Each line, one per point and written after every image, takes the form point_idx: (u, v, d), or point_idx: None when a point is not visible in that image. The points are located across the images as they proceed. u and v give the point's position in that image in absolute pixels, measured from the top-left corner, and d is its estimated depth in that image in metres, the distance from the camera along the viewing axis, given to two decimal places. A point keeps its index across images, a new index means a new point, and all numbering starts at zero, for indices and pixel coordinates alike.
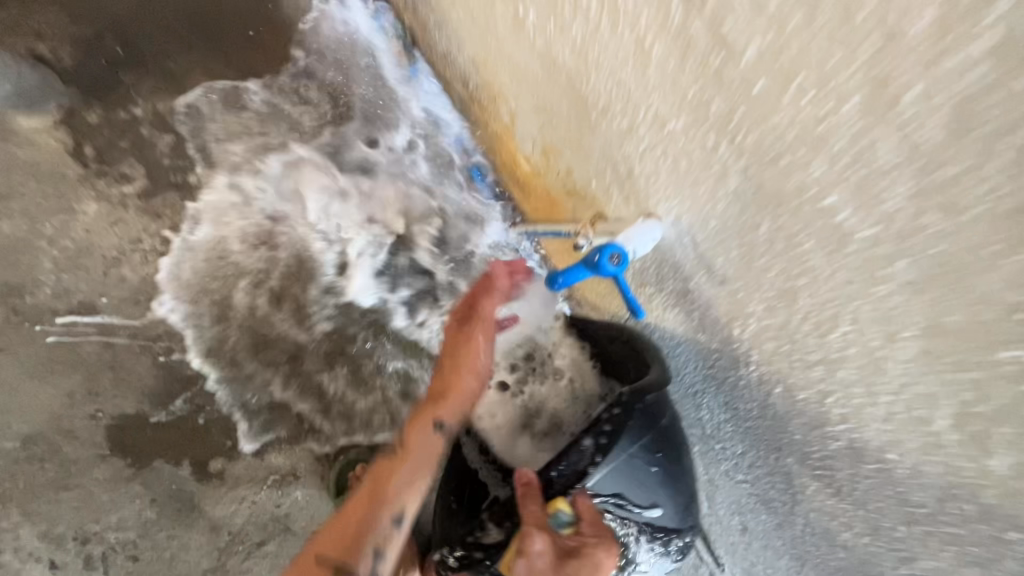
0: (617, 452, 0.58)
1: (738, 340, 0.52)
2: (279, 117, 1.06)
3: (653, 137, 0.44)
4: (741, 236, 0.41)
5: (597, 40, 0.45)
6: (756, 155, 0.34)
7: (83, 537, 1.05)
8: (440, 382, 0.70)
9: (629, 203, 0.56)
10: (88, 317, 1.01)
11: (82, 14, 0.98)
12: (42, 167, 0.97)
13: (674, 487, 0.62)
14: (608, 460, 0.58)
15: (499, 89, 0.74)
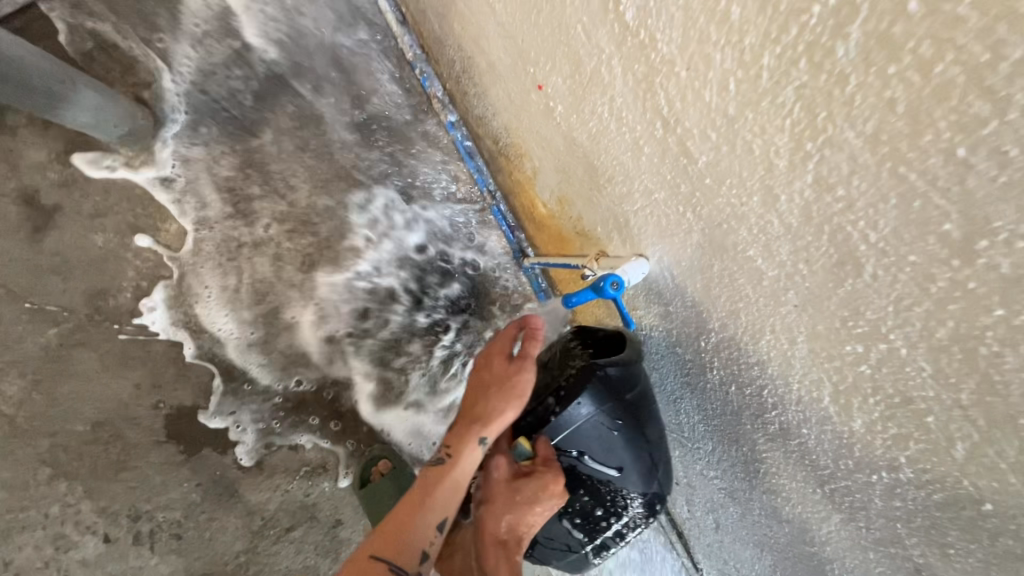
0: (579, 414, 0.75)
1: (704, 350, 0.70)
2: (329, 154, 1.23)
3: (644, 201, 0.63)
4: (702, 273, 0.60)
5: (605, 134, 0.63)
6: (710, 220, 0.53)
7: (135, 515, 1.18)
8: (478, 412, 0.79)
9: (626, 245, 0.75)
10: (150, 322, 1.18)
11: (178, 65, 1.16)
12: (135, 191, 1.15)
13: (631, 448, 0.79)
14: (568, 416, 0.76)
15: (525, 150, 0.94)
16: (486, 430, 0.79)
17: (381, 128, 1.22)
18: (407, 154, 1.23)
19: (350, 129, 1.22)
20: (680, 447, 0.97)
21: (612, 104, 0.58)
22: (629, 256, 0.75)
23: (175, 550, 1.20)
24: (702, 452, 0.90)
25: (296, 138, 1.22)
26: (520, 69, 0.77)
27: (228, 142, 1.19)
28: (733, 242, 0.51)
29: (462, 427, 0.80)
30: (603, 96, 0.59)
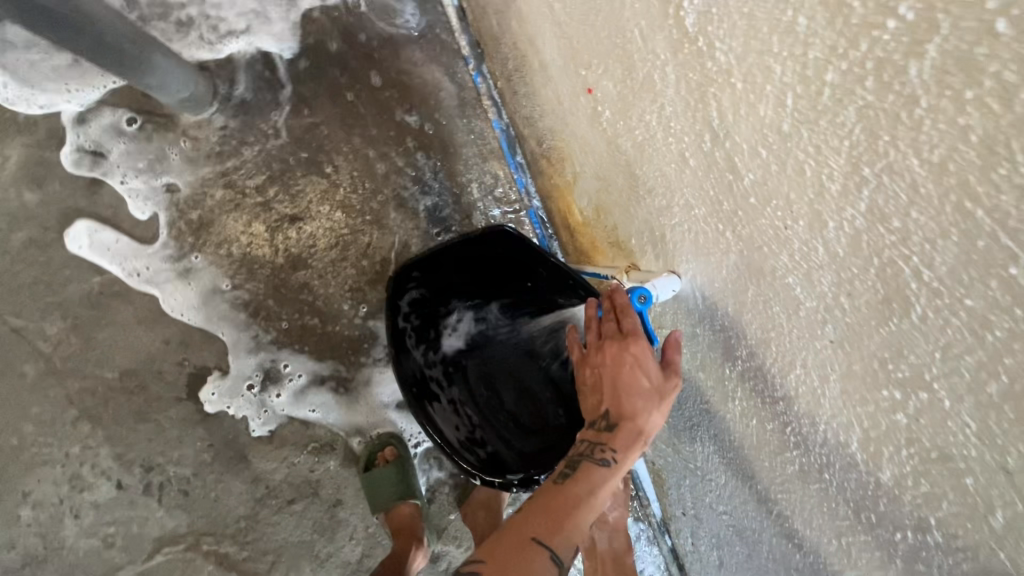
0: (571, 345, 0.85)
1: (729, 379, 0.67)
2: (376, 138, 1.23)
3: (682, 214, 0.61)
4: (735, 297, 0.57)
5: (651, 144, 0.62)
6: (748, 242, 0.51)
7: (148, 466, 1.22)
8: (631, 411, 0.64)
9: (659, 260, 0.73)
10: (77, 245, 1.17)
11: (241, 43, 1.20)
12: (189, 155, 1.20)
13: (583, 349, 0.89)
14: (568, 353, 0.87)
15: (568, 153, 0.93)
16: (644, 439, 0.64)
17: (428, 119, 1.24)
18: (451, 148, 1.24)
19: (398, 116, 1.23)
20: (691, 477, 0.93)
21: (660, 113, 0.57)
22: (660, 271, 0.73)
23: (181, 505, 1.24)
24: (714, 484, 0.87)
25: (345, 117, 1.23)
26: (572, 72, 0.77)
27: (278, 115, 1.21)
28: (771, 266, 0.49)
29: (621, 431, 0.64)
30: (652, 104, 0.58)
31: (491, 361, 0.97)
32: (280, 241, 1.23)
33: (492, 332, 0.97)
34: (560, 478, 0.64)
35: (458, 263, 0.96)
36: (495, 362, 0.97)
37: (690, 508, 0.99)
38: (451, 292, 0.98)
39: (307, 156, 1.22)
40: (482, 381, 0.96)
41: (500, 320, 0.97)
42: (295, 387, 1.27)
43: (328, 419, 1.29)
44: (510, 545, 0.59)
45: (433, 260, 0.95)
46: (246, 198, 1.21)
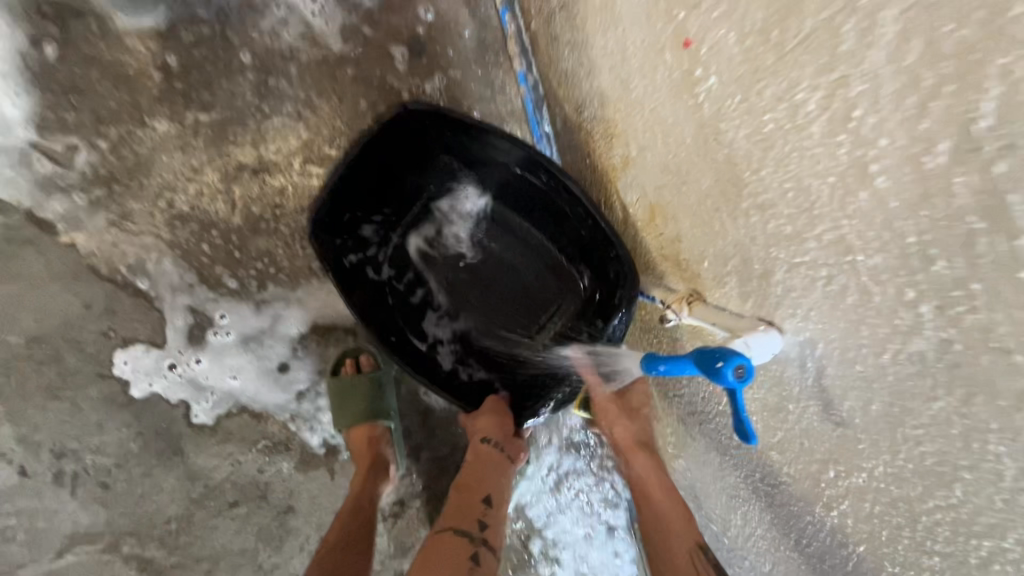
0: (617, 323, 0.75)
1: (827, 483, 0.49)
2: (370, 78, 0.97)
3: (823, 254, 0.40)
4: (896, 399, 0.37)
5: (788, 139, 0.40)
6: (972, 337, 0.30)
7: (60, 452, 1.01)
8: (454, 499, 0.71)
9: (748, 301, 0.52)
10: None
11: None
12: (124, 71, 0.92)
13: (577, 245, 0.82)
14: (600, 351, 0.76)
15: (622, 129, 0.70)
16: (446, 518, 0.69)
17: (438, 62, 0.98)
18: (464, 103, 0.99)
19: (400, 53, 0.97)
20: (721, 542, 0.81)
21: (833, 93, 0.34)
22: (746, 316, 0.53)
23: (98, 500, 1.04)
24: (754, 563, 0.73)
25: (333, 45, 0.96)
26: (655, 12, 0.53)
27: (244, 33, 0.94)
28: (1015, 389, 0.29)
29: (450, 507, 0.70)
30: (817, 75, 0.35)
31: (456, 257, 0.92)
32: (240, 196, 0.98)
33: (447, 228, 0.92)
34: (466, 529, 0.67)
35: (385, 170, 0.83)
36: (462, 255, 0.92)
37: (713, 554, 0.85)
38: (392, 198, 0.88)
39: (279, 90, 0.96)
40: (457, 279, 0.92)
41: (448, 212, 0.91)
42: (227, 351, 1.05)
43: (267, 388, 1.07)
44: (463, 501, 0.71)
45: (359, 179, 0.81)
46: (199, 136, 0.96)
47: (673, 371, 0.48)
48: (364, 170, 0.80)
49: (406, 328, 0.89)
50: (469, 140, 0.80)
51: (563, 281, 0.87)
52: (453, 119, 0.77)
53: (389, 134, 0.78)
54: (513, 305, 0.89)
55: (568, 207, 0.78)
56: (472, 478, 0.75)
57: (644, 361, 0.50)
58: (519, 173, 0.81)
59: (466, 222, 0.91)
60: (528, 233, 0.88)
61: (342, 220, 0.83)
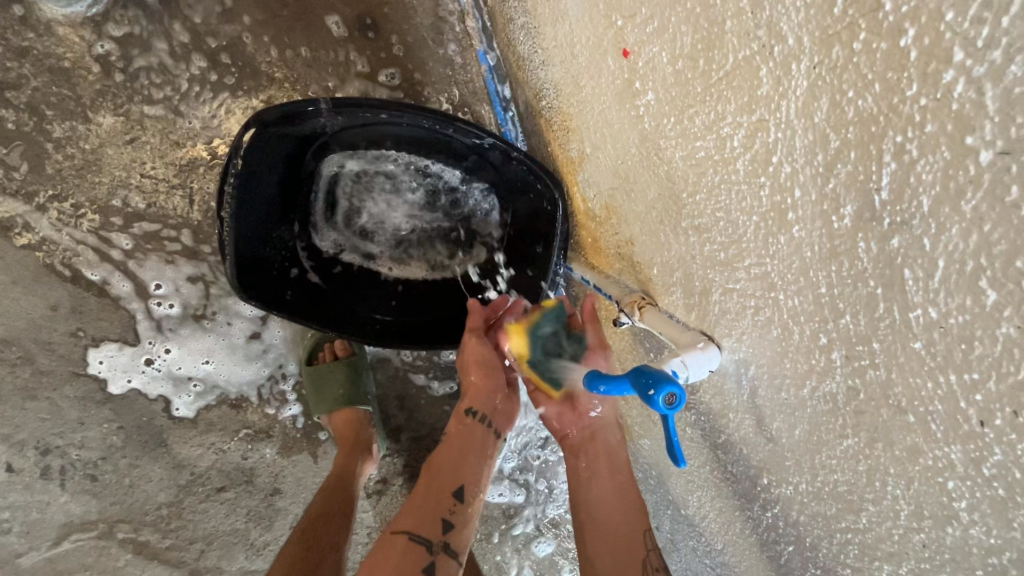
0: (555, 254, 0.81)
1: (762, 487, 0.51)
2: (322, 59, 0.92)
3: (751, 286, 0.40)
4: (816, 430, 0.38)
5: (717, 171, 0.39)
6: (873, 389, 0.31)
7: (44, 448, 1.03)
8: (417, 496, 0.69)
9: (691, 312, 0.52)
10: None
11: None
12: (59, 64, 0.87)
13: (487, 172, 0.86)
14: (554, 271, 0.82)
15: (576, 124, 0.67)
16: (406, 517, 0.67)
17: (392, 43, 0.93)
18: (421, 84, 0.94)
19: (352, 33, 0.92)
20: (677, 515, 0.86)
21: (753, 135, 0.33)
22: (690, 326, 0.53)
23: (88, 491, 1.07)
24: (705, 539, 0.79)
25: (280, 26, 0.91)
26: (598, 12, 0.50)
27: (184, 17, 0.89)
28: (909, 445, 0.30)
29: (412, 504, 0.68)
30: (740, 113, 0.34)
31: (375, 217, 0.94)
32: (197, 191, 0.96)
33: (347, 202, 0.92)
34: (418, 537, 0.65)
35: (278, 196, 0.83)
36: (378, 211, 0.93)
37: (675, 527, 0.88)
38: (295, 210, 0.87)
39: (226, 77, 0.91)
40: (387, 234, 0.94)
41: (340, 185, 0.91)
42: (198, 344, 1.05)
43: (244, 376, 1.09)
44: (431, 490, 0.69)
45: (263, 219, 0.81)
46: (148, 130, 0.92)
47: (612, 390, 0.49)
48: (256, 210, 0.79)
49: (371, 300, 0.92)
50: (329, 120, 0.79)
51: (470, 199, 0.91)
52: (302, 112, 0.75)
53: (259, 172, 0.77)
54: (443, 232, 0.94)
55: (455, 139, 0.82)
56: (446, 462, 0.72)
57: (587, 379, 0.51)
58: (393, 126, 0.81)
59: (360, 186, 0.92)
60: (422, 170, 0.90)
61: (271, 255, 0.84)
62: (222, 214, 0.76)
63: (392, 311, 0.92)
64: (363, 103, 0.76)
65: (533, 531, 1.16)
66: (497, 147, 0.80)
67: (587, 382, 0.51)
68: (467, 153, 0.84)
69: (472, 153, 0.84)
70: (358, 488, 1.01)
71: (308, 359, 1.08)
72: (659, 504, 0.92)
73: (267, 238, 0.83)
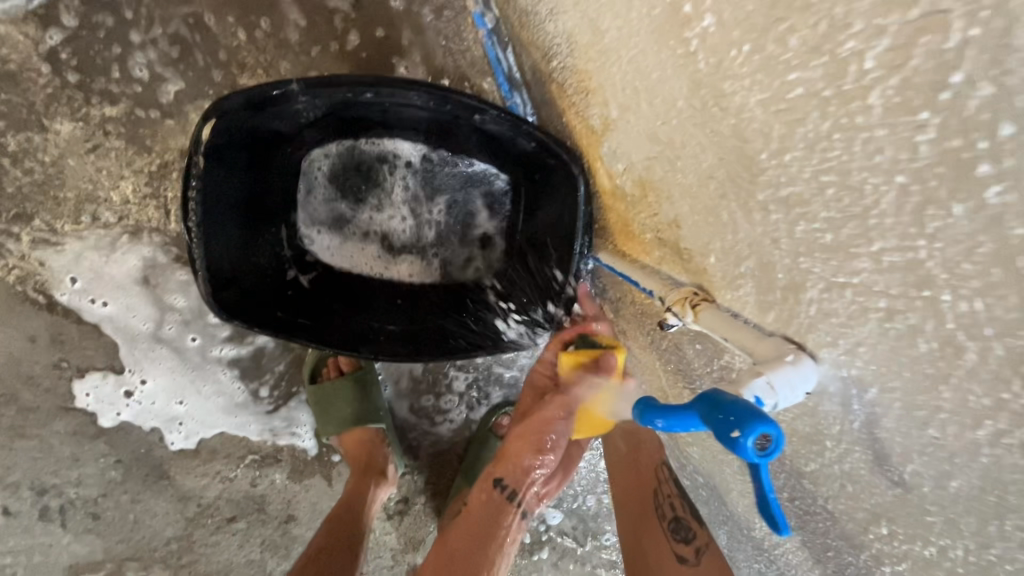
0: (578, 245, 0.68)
1: (876, 538, 0.39)
2: (297, 38, 0.81)
3: (883, 280, 0.27)
4: (995, 487, 0.26)
5: (829, 112, 0.27)
6: None
7: (40, 488, 0.96)
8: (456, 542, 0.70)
9: (767, 313, 0.40)
10: None
11: None
12: (6, 68, 0.78)
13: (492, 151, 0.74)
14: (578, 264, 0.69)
15: (596, 84, 0.55)
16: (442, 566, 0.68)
17: (374, 12, 0.81)
18: (412, 58, 0.82)
19: (329, 6, 0.80)
20: (739, 538, 0.75)
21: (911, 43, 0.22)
22: (767, 331, 0.40)
23: (92, 530, 1.00)
24: (777, 567, 0.67)
25: (247, 4, 0.79)
26: None
27: (139, 2, 0.78)
28: None
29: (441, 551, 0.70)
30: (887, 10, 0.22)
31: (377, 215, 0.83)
32: (172, 199, 0.86)
33: (343, 198, 0.82)
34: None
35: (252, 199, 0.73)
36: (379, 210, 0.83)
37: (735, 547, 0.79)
38: (277, 210, 0.77)
39: (191, 67, 0.80)
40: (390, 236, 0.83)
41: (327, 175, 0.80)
42: (191, 368, 0.96)
43: (244, 400, 1.00)
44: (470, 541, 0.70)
45: (240, 223, 0.71)
46: (112, 135, 0.82)
47: (674, 427, 0.37)
48: (226, 218, 0.69)
49: (370, 310, 0.80)
50: (302, 105, 0.67)
51: (474, 186, 0.79)
52: (269, 99, 0.64)
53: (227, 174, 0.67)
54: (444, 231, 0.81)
55: (452, 117, 0.69)
56: (491, 512, 0.71)
57: (641, 413, 0.39)
58: (377, 107, 0.70)
59: (353, 179, 0.81)
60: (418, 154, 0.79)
61: (253, 269, 0.74)
62: (189, 226, 0.65)
63: (392, 320, 0.80)
64: (339, 81, 0.64)
65: (572, 547, 1.06)
66: (503, 120, 0.67)
67: (637, 414, 0.40)
68: (467, 130, 0.72)
69: (472, 131, 0.71)
70: (372, 515, 0.92)
71: (311, 378, 0.98)
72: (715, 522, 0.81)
73: (244, 249, 0.72)
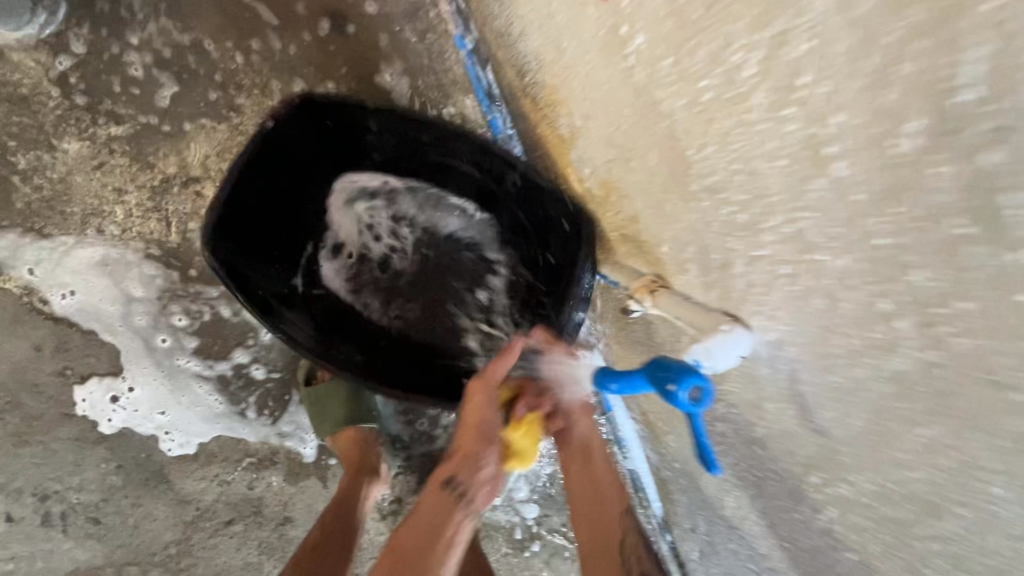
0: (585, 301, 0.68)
1: (812, 489, 0.43)
2: (292, 61, 0.87)
3: (783, 250, 0.33)
4: (880, 418, 0.31)
5: (730, 111, 0.32)
6: (959, 360, 0.25)
7: (43, 494, 0.99)
8: None
9: (710, 292, 0.45)
10: None
11: None
12: (18, 92, 0.83)
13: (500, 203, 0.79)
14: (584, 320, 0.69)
15: (563, 96, 0.61)
16: None
17: (363, 35, 0.87)
18: (398, 76, 0.89)
19: (321, 31, 0.87)
20: (716, 519, 0.79)
21: (775, 54, 0.28)
22: (711, 308, 0.45)
23: (93, 535, 1.03)
24: (748, 543, 0.72)
25: (243, 29, 0.86)
26: None
27: (144, 31, 0.84)
28: (1017, 430, 0.23)
29: None
30: (759, 29, 0.28)
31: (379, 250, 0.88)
32: (173, 212, 0.91)
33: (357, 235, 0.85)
34: None
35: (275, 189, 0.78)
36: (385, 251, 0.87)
37: (711, 529, 0.83)
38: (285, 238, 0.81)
39: (193, 88, 0.86)
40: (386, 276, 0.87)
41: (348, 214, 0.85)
42: (190, 374, 1.00)
43: (241, 404, 1.03)
44: None
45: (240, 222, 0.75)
46: (116, 153, 0.87)
47: (625, 389, 0.42)
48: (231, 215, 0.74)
49: (352, 334, 0.83)
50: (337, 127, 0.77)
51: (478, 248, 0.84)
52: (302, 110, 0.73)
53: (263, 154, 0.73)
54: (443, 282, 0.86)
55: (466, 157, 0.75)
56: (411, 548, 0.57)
57: (598, 379, 0.45)
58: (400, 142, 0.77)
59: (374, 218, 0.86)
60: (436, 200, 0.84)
61: (258, 258, 0.78)
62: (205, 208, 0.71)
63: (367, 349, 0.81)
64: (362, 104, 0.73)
65: (561, 542, 1.09)
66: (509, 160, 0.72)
67: (597, 379, 0.45)
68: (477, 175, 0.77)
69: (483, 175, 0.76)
70: (366, 511, 0.96)
71: (306, 380, 1.01)
72: (697, 504, 0.85)
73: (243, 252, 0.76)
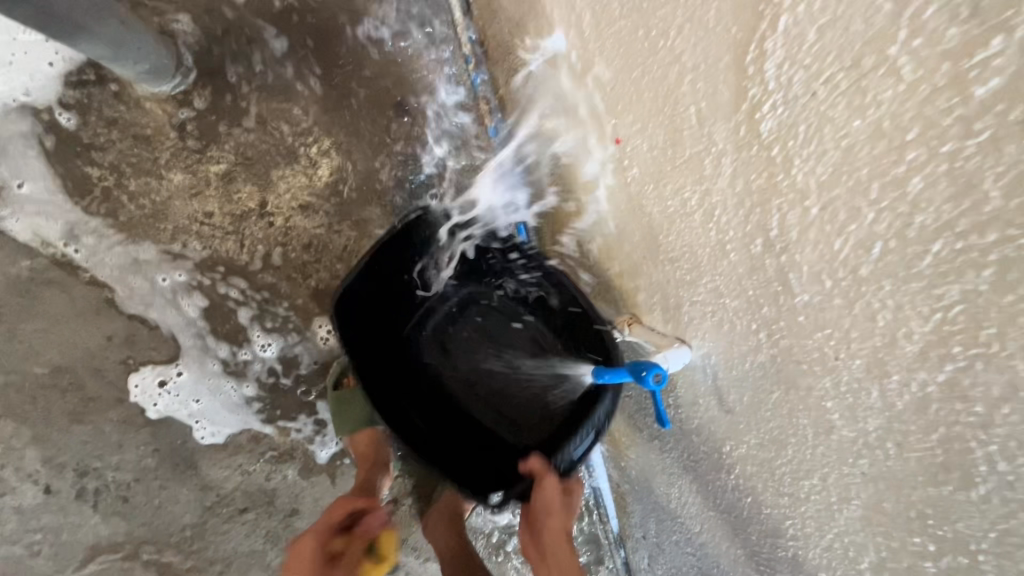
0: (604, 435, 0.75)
1: (726, 456, 0.67)
2: (362, 130, 1.12)
3: (708, 296, 0.59)
4: (758, 393, 0.56)
5: (684, 218, 0.59)
6: (785, 353, 0.49)
7: (82, 470, 1.12)
8: None
9: (669, 324, 0.70)
10: None
11: (212, 18, 1.05)
12: (144, 132, 1.06)
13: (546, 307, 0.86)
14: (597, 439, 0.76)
15: (575, 186, 0.87)
16: None
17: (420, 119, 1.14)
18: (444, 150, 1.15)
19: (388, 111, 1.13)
20: (665, 515, 1.00)
21: (703, 196, 0.54)
22: (669, 334, 0.71)
23: (119, 512, 1.14)
24: (687, 529, 0.93)
25: (328, 104, 1.11)
26: (597, 113, 0.71)
27: (251, 97, 1.08)
28: (807, 385, 0.48)
29: None
30: (695, 183, 0.55)
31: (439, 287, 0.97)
32: (247, 235, 1.12)
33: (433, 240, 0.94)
34: None
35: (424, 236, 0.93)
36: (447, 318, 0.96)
37: (660, 527, 1.04)
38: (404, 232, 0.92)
39: (281, 142, 1.10)
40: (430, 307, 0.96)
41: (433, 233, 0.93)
42: (234, 371, 1.17)
43: (272, 403, 1.20)
44: None
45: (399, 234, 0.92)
46: (210, 185, 1.09)
47: (614, 377, 0.68)
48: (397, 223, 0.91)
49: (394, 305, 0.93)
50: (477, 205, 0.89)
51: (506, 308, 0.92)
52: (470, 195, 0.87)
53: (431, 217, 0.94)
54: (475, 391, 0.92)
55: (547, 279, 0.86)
56: None
57: (596, 370, 0.70)
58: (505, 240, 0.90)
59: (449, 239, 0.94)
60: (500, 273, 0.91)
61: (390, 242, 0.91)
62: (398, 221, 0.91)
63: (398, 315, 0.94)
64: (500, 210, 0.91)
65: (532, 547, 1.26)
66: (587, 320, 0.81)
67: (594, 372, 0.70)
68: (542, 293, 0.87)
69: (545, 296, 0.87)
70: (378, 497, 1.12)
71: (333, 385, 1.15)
72: (651, 506, 1.06)
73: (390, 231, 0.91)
